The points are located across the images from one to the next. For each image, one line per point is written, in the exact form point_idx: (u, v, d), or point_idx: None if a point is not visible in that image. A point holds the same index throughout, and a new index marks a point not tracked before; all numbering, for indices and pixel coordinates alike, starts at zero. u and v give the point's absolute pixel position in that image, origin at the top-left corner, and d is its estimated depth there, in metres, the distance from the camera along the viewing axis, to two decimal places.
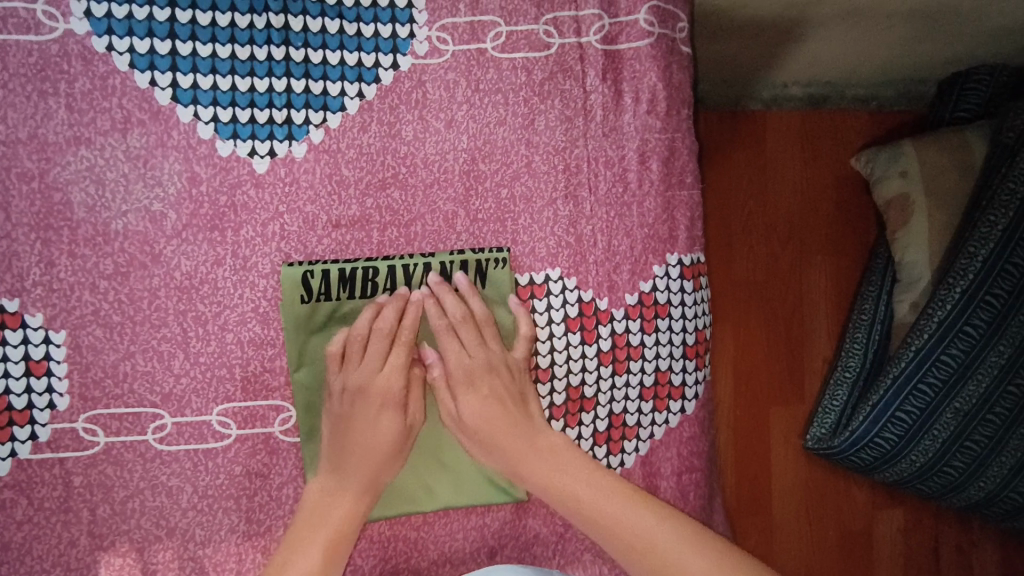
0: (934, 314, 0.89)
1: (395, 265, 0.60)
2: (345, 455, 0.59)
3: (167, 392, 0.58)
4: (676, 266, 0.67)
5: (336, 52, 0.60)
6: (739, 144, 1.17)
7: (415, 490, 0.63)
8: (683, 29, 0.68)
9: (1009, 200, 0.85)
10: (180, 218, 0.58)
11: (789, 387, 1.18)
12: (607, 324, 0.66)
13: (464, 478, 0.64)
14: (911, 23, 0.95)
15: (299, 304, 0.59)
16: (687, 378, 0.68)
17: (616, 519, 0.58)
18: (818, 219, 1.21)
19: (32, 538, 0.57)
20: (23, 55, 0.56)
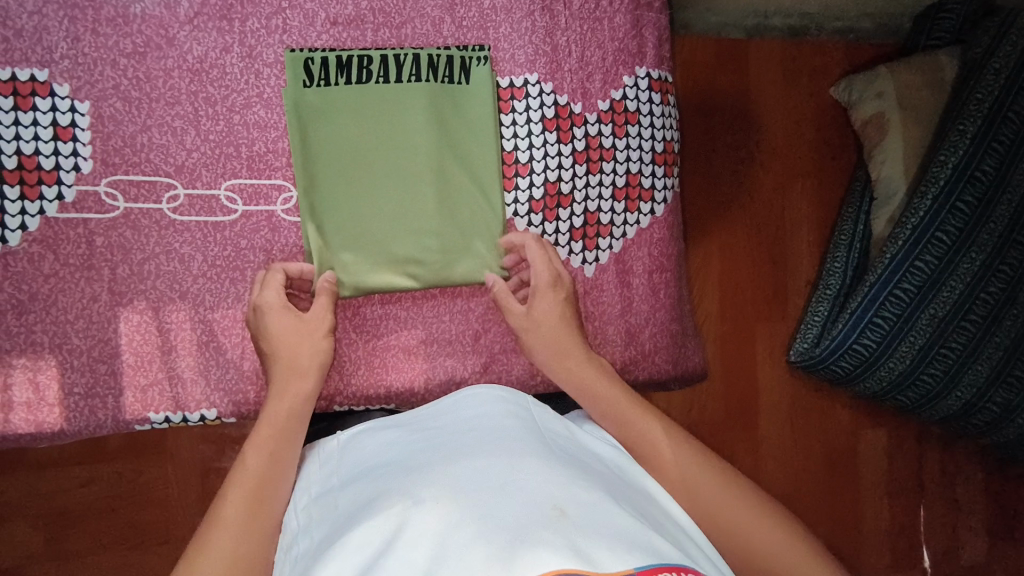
0: (908, 221, 1.01)
1: (388, 56, 0.68)
2: (276, 365, 0.62)
3: (180, 165, 0.66)
4: (644, 79, 0.74)
5: None
6: (712, 56, 1.24)
7: (406, 263, 0.69)
8: None
9: (975, 110, 0.98)
10: (192, 6, 0.65)
11: (774, 295, 1.29)
12: (581, 126, 0.72)
13: (452, 254, 0.70)
14: None
15: (303, 87, 0.66)
16: (656, 183, 0.75)
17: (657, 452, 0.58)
18: (797, 135, 1.30)
19: (58, 291, 0.64)
20: None
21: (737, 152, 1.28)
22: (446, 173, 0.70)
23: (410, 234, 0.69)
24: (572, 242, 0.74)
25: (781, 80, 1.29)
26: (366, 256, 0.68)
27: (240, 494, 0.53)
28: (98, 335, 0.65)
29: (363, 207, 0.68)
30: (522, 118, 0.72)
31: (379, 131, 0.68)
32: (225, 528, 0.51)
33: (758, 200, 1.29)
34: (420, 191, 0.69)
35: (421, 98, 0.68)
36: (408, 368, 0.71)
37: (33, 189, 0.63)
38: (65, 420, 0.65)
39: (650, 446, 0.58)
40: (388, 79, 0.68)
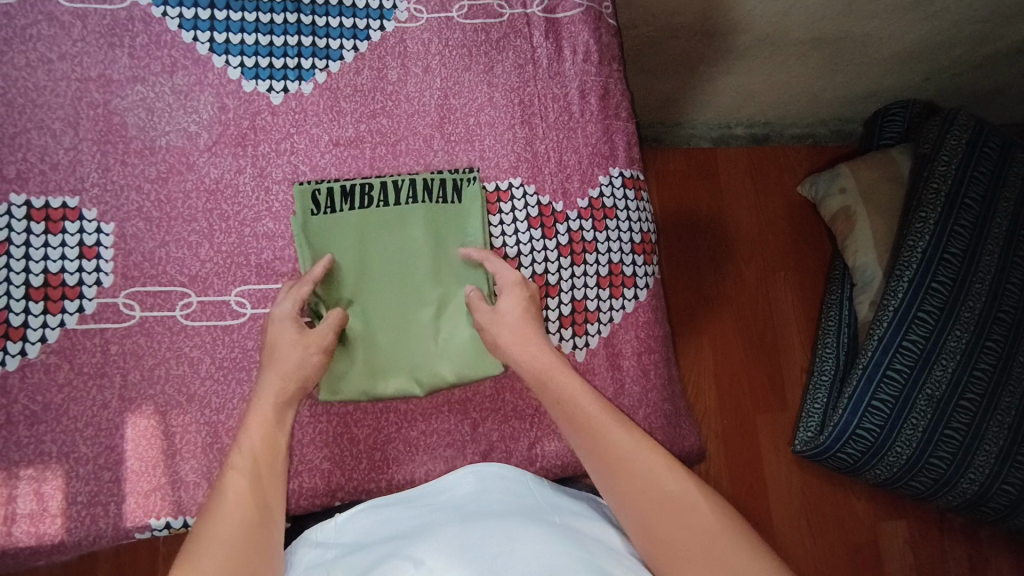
0: (889, 304, 1.05)
1: (387, 182, 0.75)
2: (267, 356, 0.65)
3: (193, 274, 0.71)
4: (618, 178, 0.82)
5: (336, 18, 0.78)
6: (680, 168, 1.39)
7: (402, 364, 0.72)
8: (609, 7, 0.88)
9: (935, 197, 1.07)
10: (211, 136, 0.73)
11: (773, 390, 1.31)
12: (563, 223, 0.79)
13: (448, 353, 0.73)
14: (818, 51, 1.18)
15: (310, 216, 0.72)
16: (637, 271, 0.80)
17: (648, 490, 0.53)
18: (774, 233, 1.39)
19: (70, 400, 0.66)
20: (98, 20, 0.73)
21: (715, 248, 1.37)
22: (442, 280, 0.75)
23: (411, 339, 0.73)
24: (561, 329, 0.78)
25: (748, 182, 1.41)
26: (365, 360, 0.72)
27: (238, 480, 0.55)
28: (105, 441, 0.66)
29: (368, 313, 0.72)
30: (509, 218, 0.78)
31: (381, 244, 0.73)
32: (231, 502, 0.53)
33: (741, 293, 1.35)
34: (418, 298, 0.74)
35: (420, 216, 0.74)
36: (408, 460, 0.72)
37: (57, 303, 0.68)
38: (66, 530, 0.64)
39: (638, 480, 0.54)
40: (388, 202, 0.74)
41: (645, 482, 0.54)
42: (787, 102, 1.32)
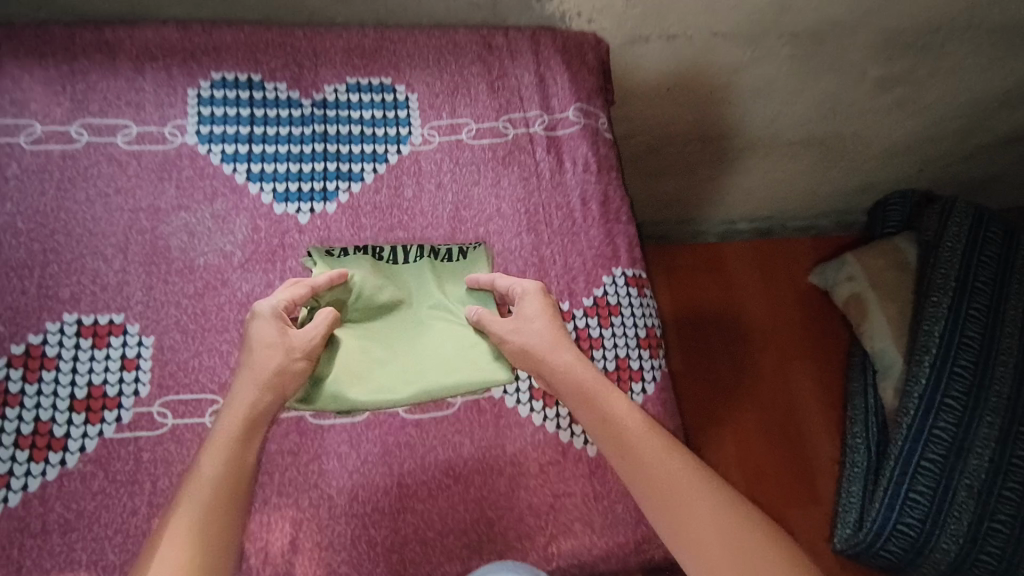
0: (910, 404, 1.24)
1: (398, 247, 0.83)
2: (246, 352, 0.67)
3: (223, 382, 0.75)
4: (621, 277, 0.87)
5: (358, 145, 0.89)
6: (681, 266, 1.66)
7: (395, 379, 0.74)
8: (604, 123, 0.97)
9: (936, 311, 1.28)
10: (244, 254, 0.81)
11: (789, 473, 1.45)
12: (570, 321, 0.83)
13: (442, 368, 0.75)
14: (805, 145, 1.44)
15: (323, 256, 0.79)
16: (644, 364, 0.83)
17: (691, 512, 0.58)
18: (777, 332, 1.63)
19: (101, 507, 0.69)
20: (152, 158, 0.83)
21: (724, 341, 1.60)
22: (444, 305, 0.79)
23: (415, 351, 0.76)
24: (572, 424, 0.79)
25: (755, 275, 1.63)
26: (365, 370, 0.74)
27: (192, 498, 0.58)
28: (132, 549, 0.68)
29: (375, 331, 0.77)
30: None
31: (389, 273, 0.81)
32: (184, 505, 0.57)
33: (756, 388, 1.52)
34: (423, 326, 0.78)
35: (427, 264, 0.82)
36: (426, 561, 0.72)
37: (97, 413, 0.72)
38: None
39: (684, 504, 0.59)
40: (397, 260, 0.82)
41: (695, 506, 0.59)
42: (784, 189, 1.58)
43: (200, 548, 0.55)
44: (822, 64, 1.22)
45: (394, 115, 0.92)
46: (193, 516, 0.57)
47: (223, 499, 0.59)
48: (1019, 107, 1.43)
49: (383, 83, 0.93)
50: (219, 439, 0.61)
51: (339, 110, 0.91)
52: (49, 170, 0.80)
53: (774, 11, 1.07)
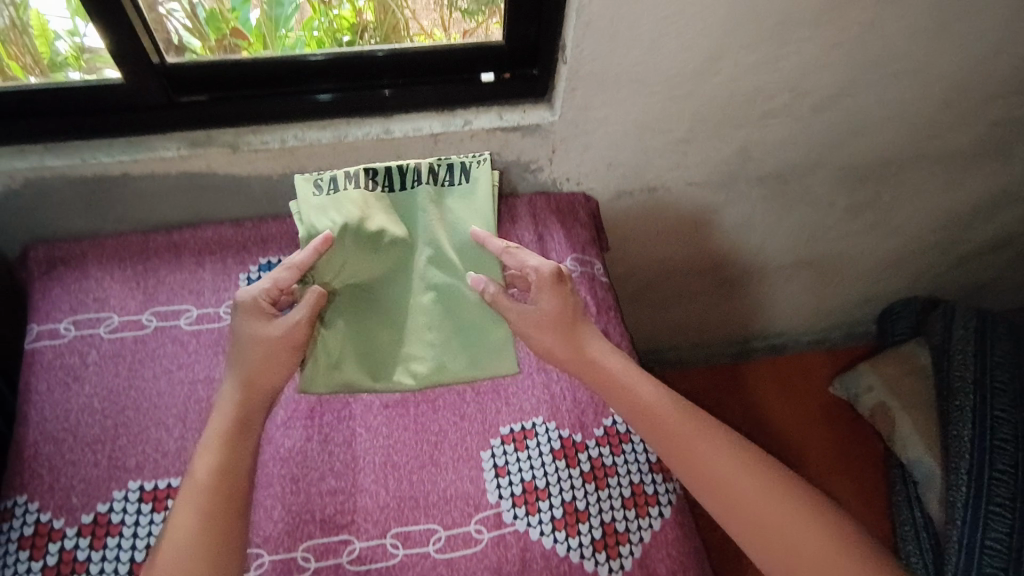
0: (957, 517, 1.44)
1: (391, 168, 0.95)
2: (234, 343, 0.83)
3: (267, 536, 0.82)
4: None
5: None
6: (707, 388, 1.91)
7: (398, 354, 0.91)
8: (599, 269, 1.10)
9: (958, 433, 1.52)
10: (286, 413, 0.90)
11: None
12: (584, 451, 0.90)
13: (440, 345, 0.92)
14: (800, 268, 1.65)
15: (314, 196, 0.92)
16: (658, 487, 0.88)
17: (703, 468, 0.76)
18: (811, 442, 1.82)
19: None
20: (209, 334, 0.96)
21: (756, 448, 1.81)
22: (442, 268, 0.93)
23: (421, 316, 0.93)
24: (595, 553, 0.83)
25: (776, 399, 1.90)
26: (386, 344, 0.92)
27: (198, 483, 0.73)
28: None
29: (385, 291, 0.93)
30: (536, 451, 0.89)
31: (390, 222, 0.92)
32: (188, 497, 0.72)
33: None
34: (423, 297, 0.93)
35: (427, 197, 0.95)
36: None
37: None
38: None
39: (707, 471, 0.76)
40: (392, 189, 0.95)
41: (706, 462, 0.76)
42: (792, 303, 1.79)
43: (204, 530, 0.70)
44: (791, 196, 1.38)
45: None
46: (191, 505, 0.72)
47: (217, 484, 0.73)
48: (981, 220, 1.60)
49: None
50: (213, 441, 0.76)
51: None
52: (124, 354, 0.93)
53: (737, 161, 1.24)
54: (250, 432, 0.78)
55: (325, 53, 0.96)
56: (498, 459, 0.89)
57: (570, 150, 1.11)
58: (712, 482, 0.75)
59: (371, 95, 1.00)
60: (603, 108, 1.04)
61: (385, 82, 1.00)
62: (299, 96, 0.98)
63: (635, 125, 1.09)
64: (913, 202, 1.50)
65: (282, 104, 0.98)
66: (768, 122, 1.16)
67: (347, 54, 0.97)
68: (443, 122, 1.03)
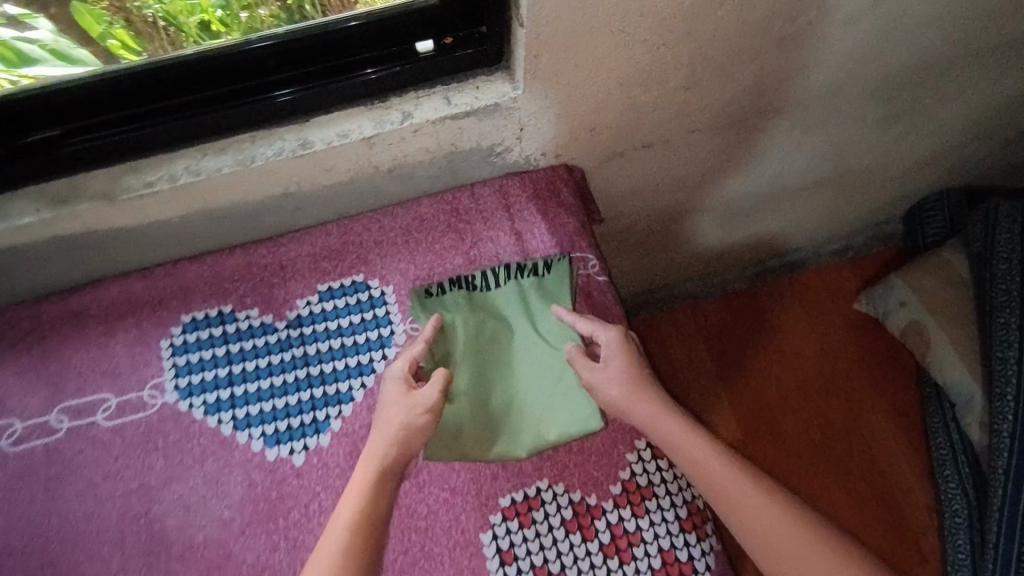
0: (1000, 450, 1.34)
1: (488, 271, 0.86)
2: (381, 408, 0.75)
3: None
4: (646, 448, 0.80)
5: (342, 359, 0.85)
6: (725, 318, 1.75)
7: (500, 431, 0.80)
8: (595, 264, 0.89)
9: (1003, 358, 1.38)
10: (243, 518, 0.76)
11: (871, 504, 1.56)
12: (601, 518, 0.76)
13: (539, 415, 0.81)
14: (824, 185, 1.42)
15: (422, 296, 0.85)
16: (692, 551, 0.75)
17: (722, 491, 0.71)
18: (838, 367, 1.70)
19: None
20: (135, 427, 0.80)
21: (778, 382, 1.69)
22: (545, 345, 0.84)
23: (523, 392, 0.82)
24: None
25: (798, 322, 1.75)
26: (487, 424, 0.80)
27: (334, 541, 0.65)
28: None
29: (486, 374, 0.82)
30: (545, 524, 0.76)
31: (487, 308, 0.85)
32: (325, 550, 0.64)
33: (824, 433, 1.64)
34: (527, 371, 0.83)
35: (521, 292, 0.86)
36: None
37: None
38: None
39: (728, 497, 0.71)
40: (490, 287, 0.86)
41: (724, 483, 0.71)
42: (807, 219, 1.58)
43: None
44: (816, 121, 1.14)
45: (373, 315, 0.87)
46: (325, 556, 0.64)
47: (354, 541, 0.65)
48: None
49: (355, 281, 0.89)
50: (357, 490, 0.69)
51: (315, 324, 0.86)
52: (35, 472, 0.77)
53: (751, 97, 0.99)
54: (390, 488, 0.70)
55: (282, 32, 0.72)
56: (502, 541, 0.75)
57: (542, 123, 0.86)
58: (732, 504, 0.71)
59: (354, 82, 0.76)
60: (578, 70, 0.79)
61: (364, 61, 0.76)
62: (239, 101, 0.75)
63: (620, 83, 0.85)
64: (957, 100, 1.25)
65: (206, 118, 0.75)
66: (790, 49, 0.91)
67: (318, 28, 0.73)
68: (374, 120, 0.79)
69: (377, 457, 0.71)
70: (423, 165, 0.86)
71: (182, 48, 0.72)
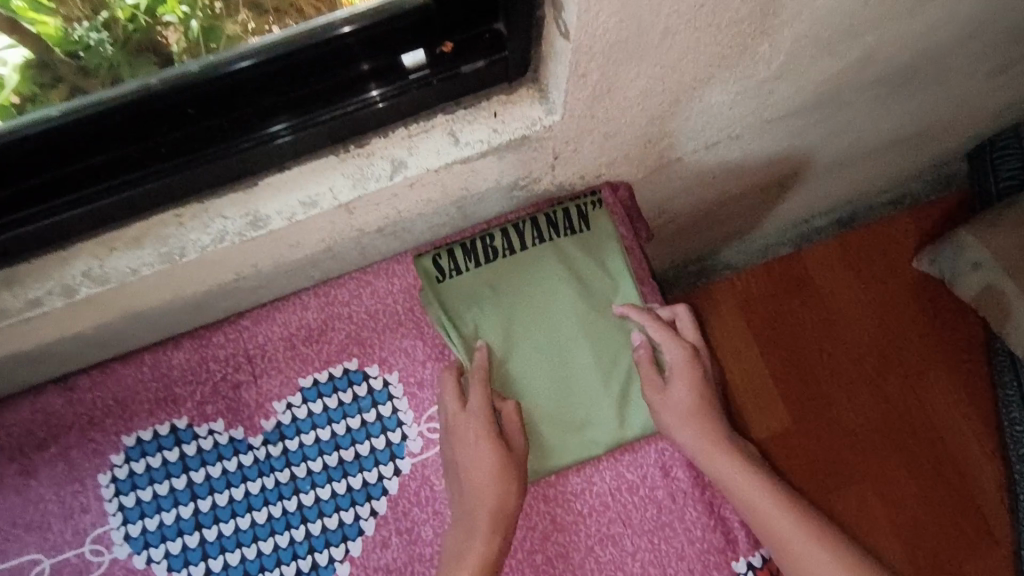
0: None
1: (508, 228, 0.67)
2: (456, 468, 0.64)
3: None
4: (747, 573, 0.65)
5: (341, 480, 0.66)
6: (762, 283, 1.35)
7: (555, 436, 0.66)
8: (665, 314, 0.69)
9: None
10: None
11: (950, 499, 1.26)
12: None
13: (593, 411, 0.67)
14: (905, 144, 1.13)
15: (438, 283, 0.66)
16: None
17: (787, 550, 0.62)
18: (904, 330, 1.33)
19: None
20: None
21: (829, 356, 1.32)
22: (590, 333, 0.68)
23: (570, 386, 0.67)
24: None
25: (852, 280, 1.35)
26: (546, 431, 0.66)
27: None
28: None
29: (535, 371, 0.67)
30: None
31: (517, 287, 0.67)
32: None
33: (888, 417, 1.29)
34: (567, 363, 0.67)
35: (551, 256, 0.68)
36: None
37: None
38: None
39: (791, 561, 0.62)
40: (514, 250, 0.67)
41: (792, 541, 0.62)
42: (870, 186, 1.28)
43: None
44: (919, 85, 0.88)
45: (375, 417, 0.67)
46: None
47: None
48: None
49: (348, 370, 0.67)
50: (471, 567, 0.60)
51: (302, 435, 0.66)
52: None
53: (852, 72, 0.73)
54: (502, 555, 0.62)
55: (253, 46, 0.49)
56: None
57: (583, 146, 0.62)
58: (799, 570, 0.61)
59: (352, 111, 0.52)
60: (642, 79, 0.54)
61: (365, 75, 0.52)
62: (167, 162, 0.51)
63: (695, 83, 0.59)
64: None
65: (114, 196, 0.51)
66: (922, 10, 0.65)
67: (302, 36, 0.49)
68: (352, 177, 0.55)
69: (480, 525, 0.62)
70: (425, 216, 0.63)
71: (110, 16, 0.53)
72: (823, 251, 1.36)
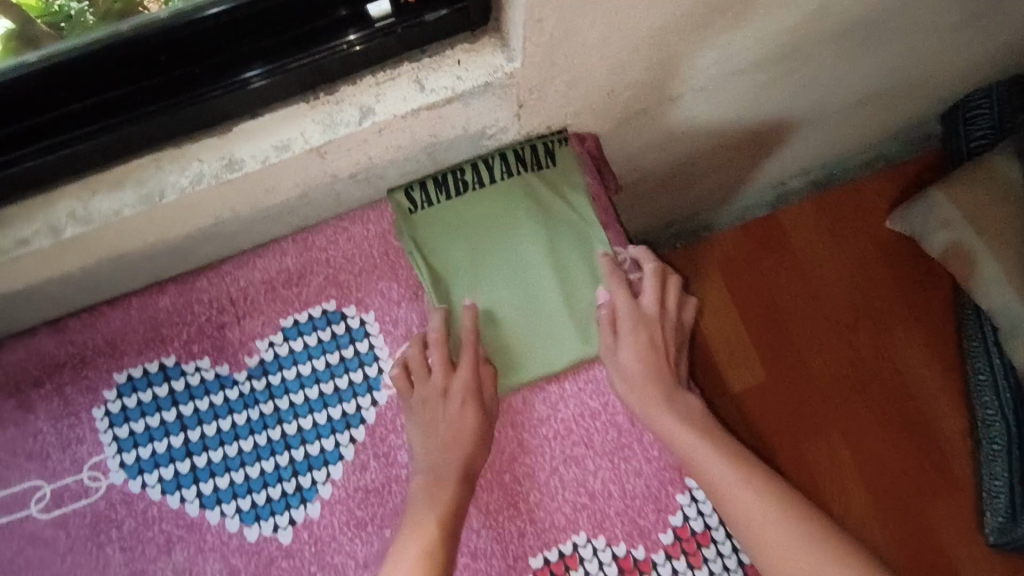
0: None
1: (477, 162, 0.70)
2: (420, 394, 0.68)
3: None
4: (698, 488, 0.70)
5: (322, 411, 0.70)
6: (737, 240, 1.39)
7: (511, 360, 0.70)
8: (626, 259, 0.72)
9: None
10: None
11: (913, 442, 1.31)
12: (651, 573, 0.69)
13: (551, 340, 0.70)
14: (877, 101, 1.14)
15: (409, 214, 0.69)
16: None
17: (718, 483, 0.66)
18: (873, 284, 1.37)
19: None
20: (80, 518, 0.67)
21: (800, 308, 1.36)
22: (554, 268, 0.71)
23: (530, 316, 0.70)
24: None
25: (823, 236, 1.39)
26: (502, 355, 0.70)
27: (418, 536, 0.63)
28: None
29: (496, 301, 0.70)
30: None
31: (482, 221, 0.70)
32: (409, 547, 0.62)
33: (856, 365, 1.34)
34: (529, 295, 0.70)
35: (518, 194, 0.70)
36: None
37: None
38: None
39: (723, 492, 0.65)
40: (483, 183, 0.70)
41: (724, 475, 0.66)
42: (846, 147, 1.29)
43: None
44: (884, 37, 0.90)
45: (352, 353, 0.71)
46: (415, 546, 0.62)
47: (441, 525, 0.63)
48: None
49: (326, 310, 0.71)
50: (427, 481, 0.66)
51: (284, 370, 0.70)
52: None
53: (812, 22, 0.75)
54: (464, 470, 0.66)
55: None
56: None
57: (546, 93, 0.64)
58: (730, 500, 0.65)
59: (319, 58, 0.54)
60: (598, 25, 0.57)
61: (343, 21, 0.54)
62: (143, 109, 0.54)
63: (652, 30, 0.61)
64: None
65: (93, 141, 0.54)
66: None
67: None
68: (322, 123, 0.57)
69: (439, 443, 0.67)
70: (396, 162, 0.66)
71: None
72: (797, 211, 1.40)
